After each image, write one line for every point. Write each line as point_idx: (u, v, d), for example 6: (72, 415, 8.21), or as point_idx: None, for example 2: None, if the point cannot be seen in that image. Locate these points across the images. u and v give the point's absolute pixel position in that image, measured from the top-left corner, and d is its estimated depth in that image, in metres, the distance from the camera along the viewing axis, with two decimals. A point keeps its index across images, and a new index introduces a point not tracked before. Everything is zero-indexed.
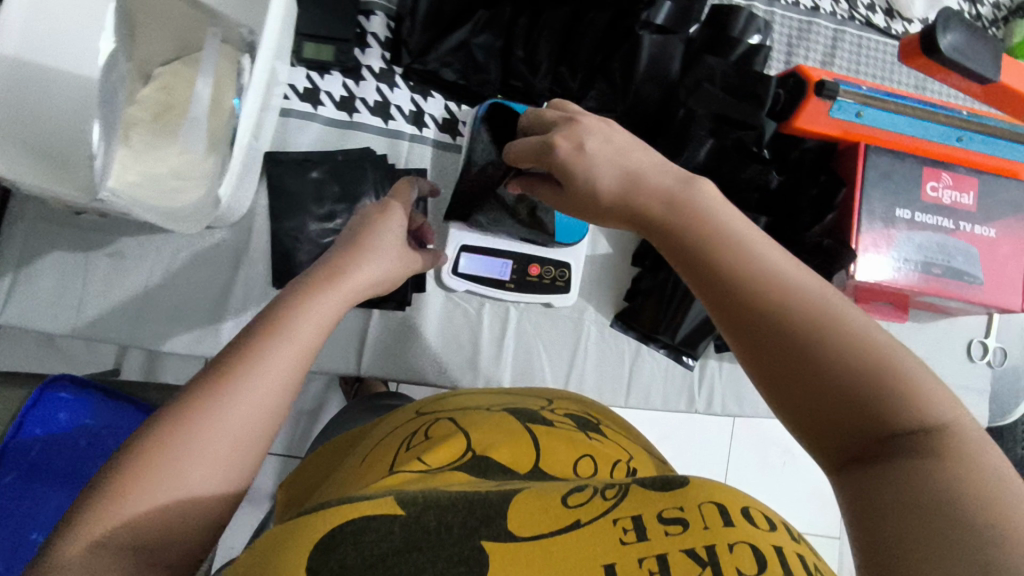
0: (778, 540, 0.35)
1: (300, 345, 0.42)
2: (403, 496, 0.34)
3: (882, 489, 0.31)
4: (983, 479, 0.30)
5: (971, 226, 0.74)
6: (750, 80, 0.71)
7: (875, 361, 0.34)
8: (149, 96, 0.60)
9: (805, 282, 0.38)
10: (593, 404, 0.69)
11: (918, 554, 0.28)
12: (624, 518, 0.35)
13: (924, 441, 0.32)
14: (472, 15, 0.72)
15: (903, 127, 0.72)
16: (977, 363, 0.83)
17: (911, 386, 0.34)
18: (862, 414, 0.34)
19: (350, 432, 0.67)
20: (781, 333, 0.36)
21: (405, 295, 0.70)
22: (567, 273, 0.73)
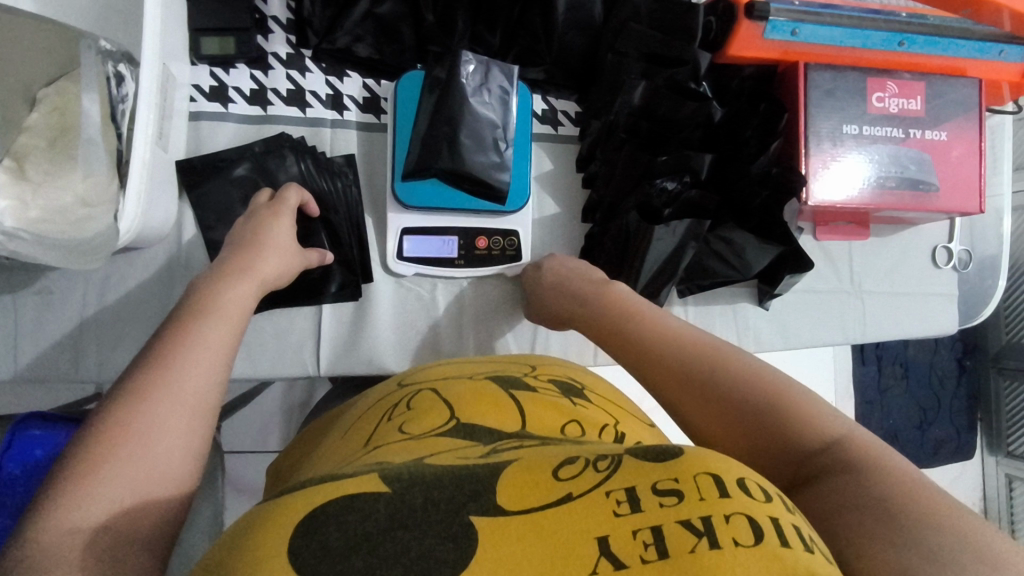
0: (778, 512, 0.28)
1: (228, 318, 0.50)
2: (388, 474, 0.29)
3: (822, 499, 0.34)
4: (896, 477, 0.33)
5: (921, 133, 0.72)
6: (677, 14, 0.68)
7: (776, 403, 0.40)
8: (40, 121, 0.54)
9: (720, 346, 0.47)
10: (565, 363, 0.67)
11: (860, 536, 0.31)
12: (619, 489, 0.28)
13: (837, 456, 0.36)
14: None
15: (843, 39, 0.68)
16: (944, 269, 0.82)
17: (811, 415, 0.39)
18: (782, 444, 0.39)
19: (322, 418, 0.67)
20: (702, 387, 0.44)
21: (353, 288, 0.68)
22: (516, 240, 0.70)
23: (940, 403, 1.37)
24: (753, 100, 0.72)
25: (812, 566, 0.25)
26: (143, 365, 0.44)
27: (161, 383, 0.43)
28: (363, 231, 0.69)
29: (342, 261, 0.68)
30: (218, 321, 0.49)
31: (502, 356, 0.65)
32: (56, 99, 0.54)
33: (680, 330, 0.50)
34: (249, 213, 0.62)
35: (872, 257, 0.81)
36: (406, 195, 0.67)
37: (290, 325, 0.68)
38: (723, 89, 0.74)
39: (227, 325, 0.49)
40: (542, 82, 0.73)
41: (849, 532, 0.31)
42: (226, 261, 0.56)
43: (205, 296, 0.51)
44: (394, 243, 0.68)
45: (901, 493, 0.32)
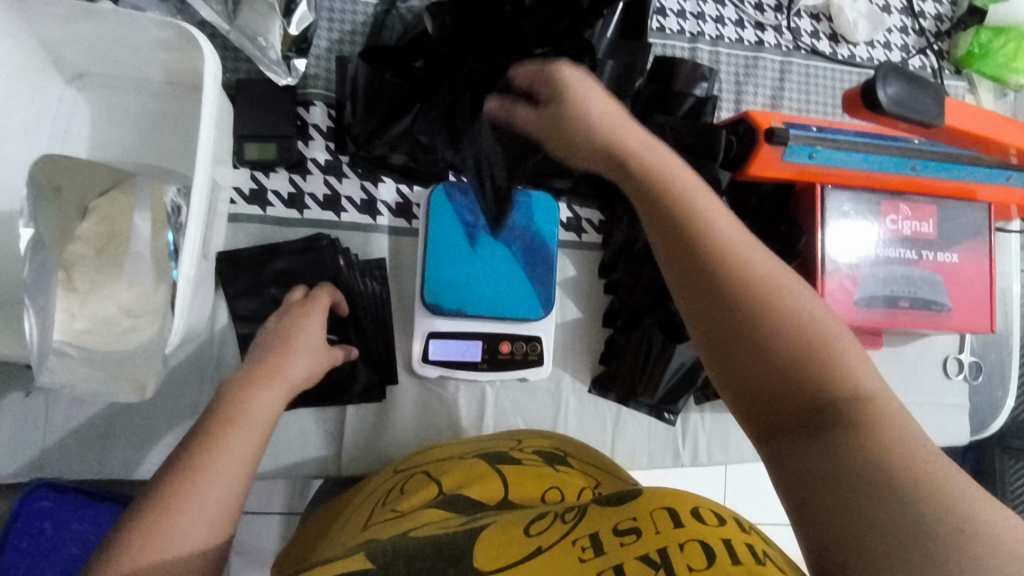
0: (729, 533, 0.35)
1: (256, 430, 0.48)
2: (372, 552, 0.33)
3: (820, 459, 0.32)
4: (916, 454, 0.30)
5: (934, 254, 0.74)
6: (702, 132, 0.71)
7: (805, 334, 0.36)
8: (89, 230, 0.57)
9: (763, 264, 0.40)
10: (568, 439, 0.68)
11: (866, 517, 0.28)
12: (582, 537, 0.35)
13: (855, 408, 0.33)
14: (414, 107, 0.66)
15: (858, 162, 0.72)
16: (955, 379, 0.83)
17: (834, 357, 0.36)
18: (796, 379, 0.35)
19: (322, 508, 0.66)
20: (722, 305, 0.39)
21: (379, 389, 0.69)
22: (539, 345, 0.71)
23: None
24: (772, 222, 0.74)
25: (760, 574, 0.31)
26: (165, 483, 0.43)
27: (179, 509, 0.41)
28: (391, 333, 0.71)
29: (369, 363, 0.69)
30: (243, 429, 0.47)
31: (494, 435, 0.67)
32: (106, 209, 0.57)
33: (722, 220, 0.43)
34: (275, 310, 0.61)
35: (885, 367, 0.82)
36: (433, 301, 0.69)
37: (315, 424, 0.69)
38: (742, 202, 0.77)
39: (255, 441, 0.48)
40: (567, 190, 0.75)
41: (833, 512, 0.30)
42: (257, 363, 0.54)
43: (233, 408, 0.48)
44: (420, 347, 0.69)
45: (930, 482, 0.29)
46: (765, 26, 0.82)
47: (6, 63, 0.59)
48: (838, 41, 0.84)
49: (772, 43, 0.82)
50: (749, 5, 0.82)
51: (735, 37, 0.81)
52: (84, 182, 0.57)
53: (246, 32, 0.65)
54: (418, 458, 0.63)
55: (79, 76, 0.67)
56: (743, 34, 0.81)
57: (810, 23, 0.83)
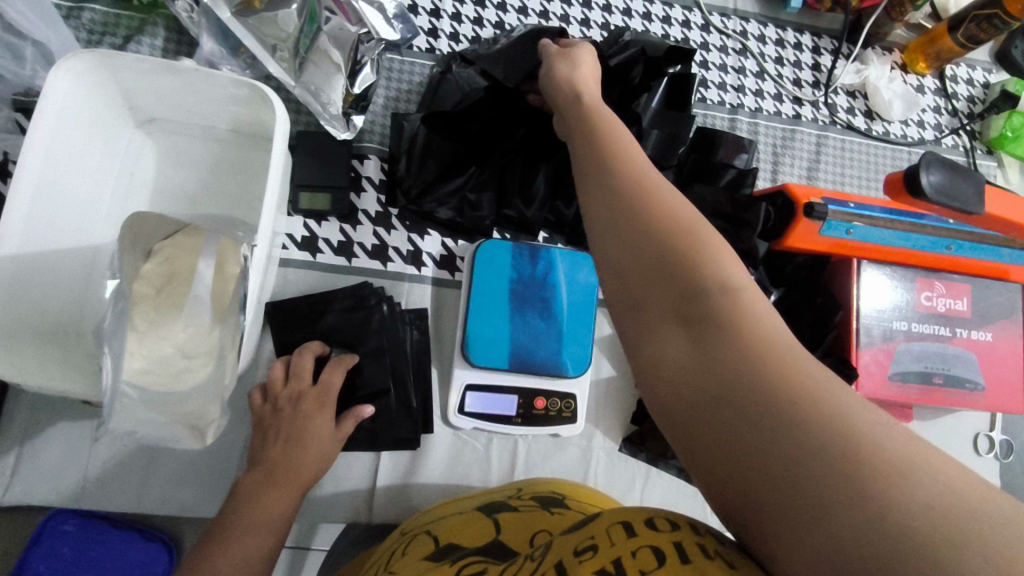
0: (680, 536, 0.33)
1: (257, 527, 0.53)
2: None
3: (706, 379, 0.34)
4: (791, 366, 0.32)
5: (968, 332, 0.75)
6: (743, 207, 0.73)
7: (692, 256, 0.38)
8: (151, 270, 0.58)
9: (680, 230, 0.40)
10: (572, 485, 0.69)
11: (745, 442, 0.31)
12: (549, 566, 0.35)
13: (735, 323, 0.35)
14: (469, 170, 0.72)
15: (894, 239, 0.73)
16: (986, 457, 0.83)
17: (720, 275, 0.38)
18: (683, 300, 0.37)
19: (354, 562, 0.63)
20: (639, 282, 0.39)
21: (415, 437, 0.70)
22: (573, 403, 0.73)
23: None
24: (809, 293, 0.75)
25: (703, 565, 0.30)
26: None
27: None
28: (428, 383, 0.72)
29: (406, 413, 0.70)
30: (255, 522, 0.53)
31: (498, 488, 0.69)
32: (171, 253, 0.59)
33: (648, 192, 0.42)
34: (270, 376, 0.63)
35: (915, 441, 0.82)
36: (474, 356, 0.70)
37: (348, 470, 0.70)
38: (777, 271, 0.78)
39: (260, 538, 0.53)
40: None
41: (723, 443, 0.32)
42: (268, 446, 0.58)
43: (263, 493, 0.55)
44: (457, 399, 0.70)
45: (850, 438, 0.29)
46: (802, 101, 0.85)
47: (88, 109, 0.62)
48: (873, 118, 0.87)
49: (808, 117, 0.85)
50: (788, 80, 0.85)
51: (773, 110, 0.84)
52: (151, 227, 0.59)
53: (309, 88, 0.70)
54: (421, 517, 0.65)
55: (149, 121, 0.70)
56: (781, 108, 0.84)
57: (846, 99, 0.86)
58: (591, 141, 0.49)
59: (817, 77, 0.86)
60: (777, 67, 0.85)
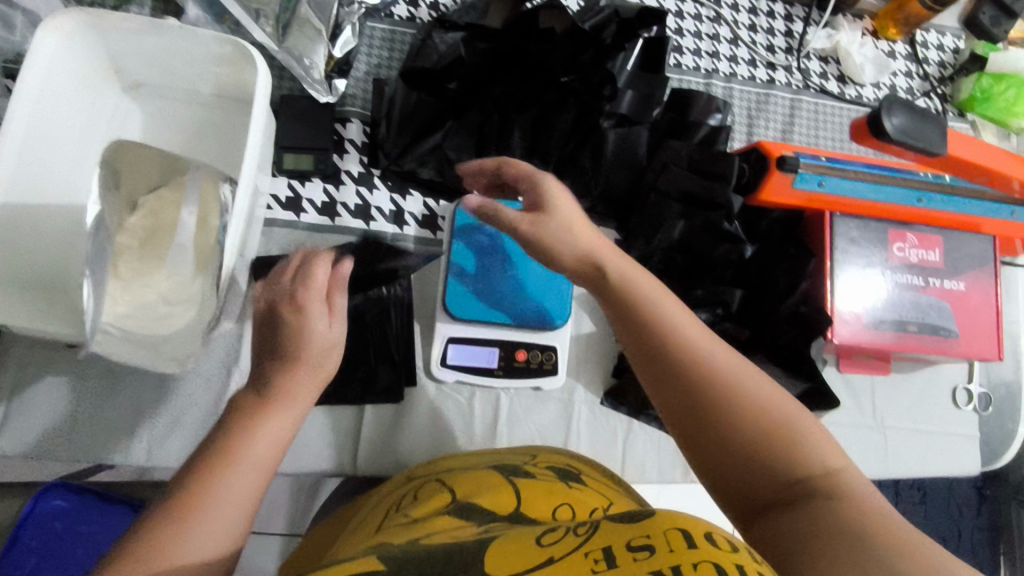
0: (741, 559, 0.34)
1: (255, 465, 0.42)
2: (383, 558, 0.37)
3: (790, 523, 0.40)
4: (862, 510, 0.39)
5: (940, 281, 0.76)
6: (717, 159, 0.73)
7: (764, 419, 0.45)
8: (137, 223, 0.61)
9: (726, 359, 0.48)
10: (577, 456, 0.69)
11: (819, 552, 0.37)
12: (596, 550, 0.35)
13: (816, 486, 0.42)
14: (447, 123, 0.73)
15: (866, 192, 0.74)
16: (964, 409, 0.84)
17: (793, 438, 0.44)
18: (759, 446, 0.44)
19: (345, 508, 0.65)
20: (694, 408, 0.47)
21: (399, 388, 0.71)
22: (553, 355, 0.74)
23: (959, 536, 1.34)
24: (782, 244, 0.76)
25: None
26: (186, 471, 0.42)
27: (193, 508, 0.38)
28: (411, 339, 0.73)
29: (389, 366, 0.71)
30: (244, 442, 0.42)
31: (509, 449, 0.69)
32: (155, 205, 0.61)
33: (689, 332, 0.49)
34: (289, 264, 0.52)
35: (893, 393, 0.83)
36: (455, 309, 0.72)
37: (334, 423, 0.71)
38: (752, 227, 0.79)
39: (257, 481, 0.42)
40: (586, 211, 0.77)
41: (801, 553, 0.38)
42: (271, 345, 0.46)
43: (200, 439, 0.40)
44: (439, 351, 0.72)
45: (904, 545, 0.36)
46: (776, 66, 0.87)
47: (77, 72, 0.64)
48: (846, 82, 0.89)
49: (782, 82, 0.87)
50: (761, 47, 0.87)
51: (747, 75, 0.86)
52: (140, 178, 0.61)
53: (293, 53, 0.71)
54: (429, 468, 0.65)
55: (136, 87, 0.72)
56: (755, 73, 0.86)
57: (819, 65, 0.88)
58: (619, 267, 0.53)
59: (790, 43, 0.88)
60: (751, 34, 0.87)
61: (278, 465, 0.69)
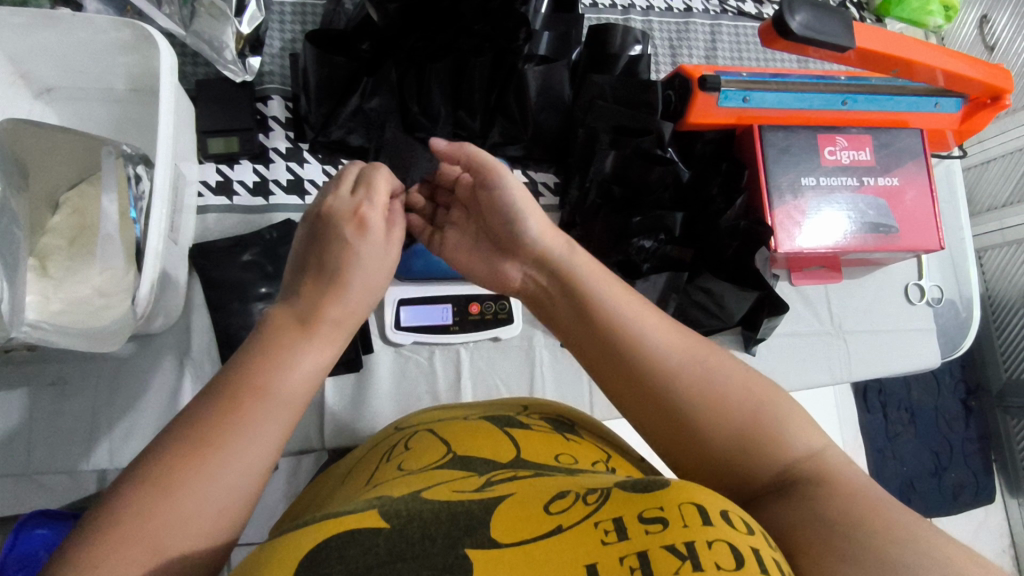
0: (759, 543, 0.31)
1: (290, 403, 0.38)
2: (387, 510, 0.32)
3: (788, 508, 0.36)
4: (854, 490, 0.36)
5: (875, 180, 0.78)
6: (639, 90, 0.75)
7: (743, 406, 0.41)
8: (61, 223, 0.60)
9: (691, 352, 0.44)
10: (559, 405, 0.66)
11: (811, 540, 0.34)
12: (607, 520, 0.31)
13: (809, 466, 0.39)
14: (363, 81, 0.71)
15: (792, 102, 0.75)
16: (918, 304, 0.86)
17: (778, 425, 0.41)
18: (745, 437, 0.41)
19: (314, 479, 0.63)
20: (665, 413, 0.43)
21: (355, 357, 0.71)
22: (507, 304, 0.74)
23: (952, 448, 1.34)
24: (715, 161, 0.80)
25: None
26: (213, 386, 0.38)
27: (212, 442, 0.35)
28: None
29: None
30: (288, 382, 0.39)
31: (495, 401, 0.66)
32: (77, 202, 0.61)
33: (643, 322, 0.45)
34: (306, 220, 0.49)
35: (848, 298, 0.84)
36: (400, 268, 0.72)
37: None
38: (688, 151, 0.81)
39: (284, 424, 0.38)
40: (520, 158, 0.78)
41: (798, 538, 0.34)
42: (303, 292, 0.44)
43: (257, 370, 0.38)
44: (392, 314, 0.72)
45: (888, 519, 0.33)
46: None
47: None
48: (762, 2, 0.90)
49: (700, 9, 0.88)
50: None
51: (664, 7, 0.86)
52: (56, 175, 0.60)
53: (202, 36, 0.69)
54: (421, 417, 0.63)
55: (47, 92, 0.70)
56: (672, 3, 0.87)
57: None
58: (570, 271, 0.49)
59: None
60: None
61: None
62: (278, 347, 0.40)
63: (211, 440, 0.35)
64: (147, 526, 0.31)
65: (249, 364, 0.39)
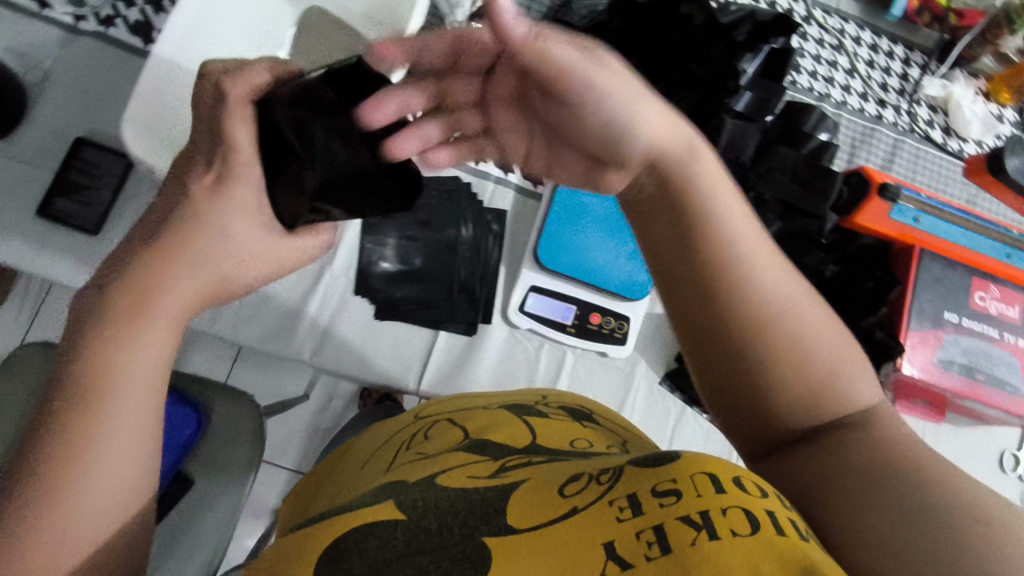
0: (771, 505, 0.32)
1: (131, 395, 0.42)
2: (400, 503, 0.37)
3: (839, 468, 0.39)
4: (923, 458, 0.39)
5: (1015, 338, 0.77)
6: (819, 175, 0.77)
7: (822, 361, 0.44)
8: None
9: (784, 297, 0.45)
10: (594, 402, 0.67)
11: (870, 501, 0.37)
12: (621, 497, 0.34)
13: (854, 426, 0.42)
14: None
15: (958, 236, 0.77)
16: (1009, 474, 0.84)
17: (841, 383, 0.44)
18: (811, 393, 0.43)
19: (329, 458, 0.66)
20: (746, 343, 0.44)
21: (474, 321, 0.74)
22: (626, 326, 0.76)
23: None
24: (870, 266, 0.79)
25: (807, 552, 0.29)
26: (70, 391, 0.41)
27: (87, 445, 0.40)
28: (495, 278, 0.76)
29: (470, 298, 0.74)
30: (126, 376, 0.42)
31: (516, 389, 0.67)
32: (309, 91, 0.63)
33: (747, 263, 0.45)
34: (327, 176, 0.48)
35: (943, 443, 0.84)
36: (544, 258, 0.74)
37: (407, 341, 0.73)
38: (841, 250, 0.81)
39: (142, 408, 0.42)
40: None
41: (843, 498, 0.38)
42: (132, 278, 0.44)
43: (92, 378, 0.41)
44: (520, 296, 0.74)
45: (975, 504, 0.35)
46: (886, 104, 0.90)
47: None
48: (950, 134, 0.90)
49: (889, 120, 0.89)
50: (875, 83, 0.89)
51: (857, 107, 0.88)
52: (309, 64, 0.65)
53: None
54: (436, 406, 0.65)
55: None
56: (865, 106, 0.88)
57: (927, 112, 0.91)
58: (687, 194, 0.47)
59: (903, 86, 0.90)
60: (868, 68, 0.89)
61: (346, 368, 0.71)
62: (100, 353, 0.42)
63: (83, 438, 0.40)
64: (54, 506, 0.38)
65: (86, 368, 0.41)
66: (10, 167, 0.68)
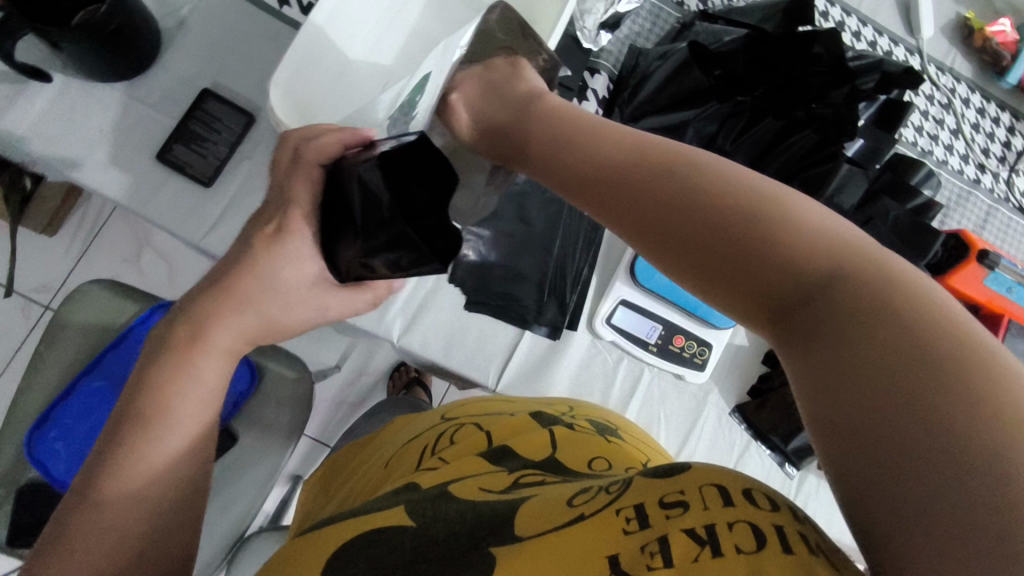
0: (786, 520, 0.28)
1: (189, 419, 0.43)
2: (412, 510, 0.37)
3: (826, 374, 0.28)
4: (902, 327, 0.27)
5: None
6: (919, 232, 0.76)
7: (762, 223, 0.34)
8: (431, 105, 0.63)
9: (709, 166, 0.39)
10: (619, 418, 0.60)
11: (858, 430, 0.26)
12: (627, 508, 0.31)
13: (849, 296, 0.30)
14: (709, 103, 0.74)
15: None
16: None
17: (810, 244, 0.33)
18: (760, 264, 0.34)
19: (355, 446, 0.64)
20: (688, 229, 0.37)
21: (559, 321, 0.73)
22: (707, 352, 0.76)
23: None
24: None
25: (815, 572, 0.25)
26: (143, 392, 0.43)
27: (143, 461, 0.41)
28: (586, 286, 0.76)
29: (559, 303, 0.74)
30: (185, 406, 0.43)
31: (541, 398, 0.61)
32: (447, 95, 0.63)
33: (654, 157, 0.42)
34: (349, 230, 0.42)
35: None
36: (642, 275, 0.75)
37: (492, 335, 0.74)
38: None
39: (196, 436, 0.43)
40: None
41: (851, 423, 0.27)
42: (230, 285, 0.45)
43: (159, 394, 0.42)
44: (608, 307, 0.75)
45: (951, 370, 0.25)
46: (986, 169, 0.90)
47: None
48: None
49: (986, 186, 0.89)
50: (979, 147, 0.89)
51: (958, 168, 0.88)
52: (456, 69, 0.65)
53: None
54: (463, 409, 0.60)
55: None
56: (965, 168, 0.88)
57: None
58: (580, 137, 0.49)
59: (1004, 154, 0.91)
60: (973, 132, 0.90)
61: (432, 353, 0.72)
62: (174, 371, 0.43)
63: (142, 450, 0.41)
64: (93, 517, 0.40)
65: (158, 377, 0.43)
66: (136, 109, 0.69)
